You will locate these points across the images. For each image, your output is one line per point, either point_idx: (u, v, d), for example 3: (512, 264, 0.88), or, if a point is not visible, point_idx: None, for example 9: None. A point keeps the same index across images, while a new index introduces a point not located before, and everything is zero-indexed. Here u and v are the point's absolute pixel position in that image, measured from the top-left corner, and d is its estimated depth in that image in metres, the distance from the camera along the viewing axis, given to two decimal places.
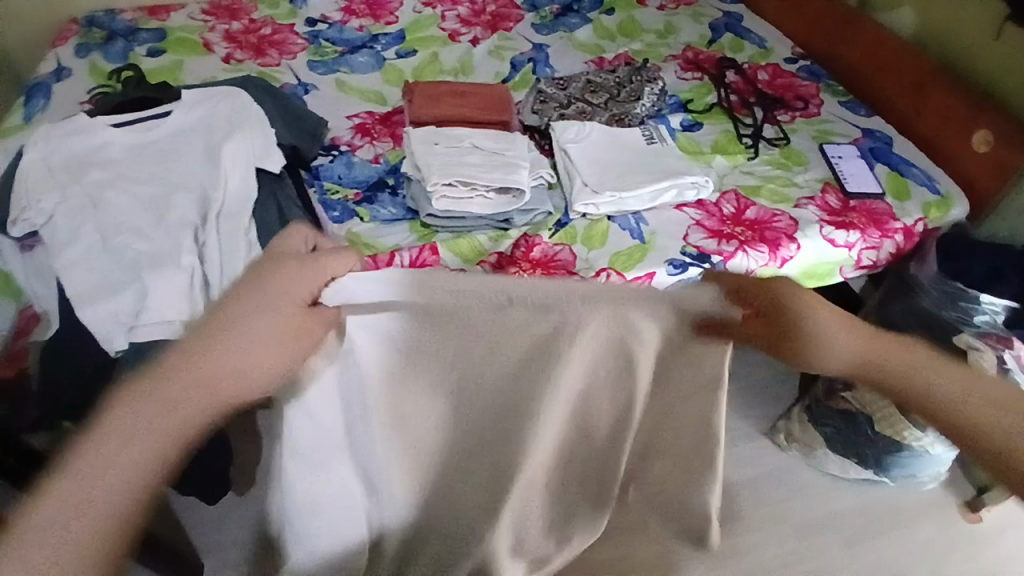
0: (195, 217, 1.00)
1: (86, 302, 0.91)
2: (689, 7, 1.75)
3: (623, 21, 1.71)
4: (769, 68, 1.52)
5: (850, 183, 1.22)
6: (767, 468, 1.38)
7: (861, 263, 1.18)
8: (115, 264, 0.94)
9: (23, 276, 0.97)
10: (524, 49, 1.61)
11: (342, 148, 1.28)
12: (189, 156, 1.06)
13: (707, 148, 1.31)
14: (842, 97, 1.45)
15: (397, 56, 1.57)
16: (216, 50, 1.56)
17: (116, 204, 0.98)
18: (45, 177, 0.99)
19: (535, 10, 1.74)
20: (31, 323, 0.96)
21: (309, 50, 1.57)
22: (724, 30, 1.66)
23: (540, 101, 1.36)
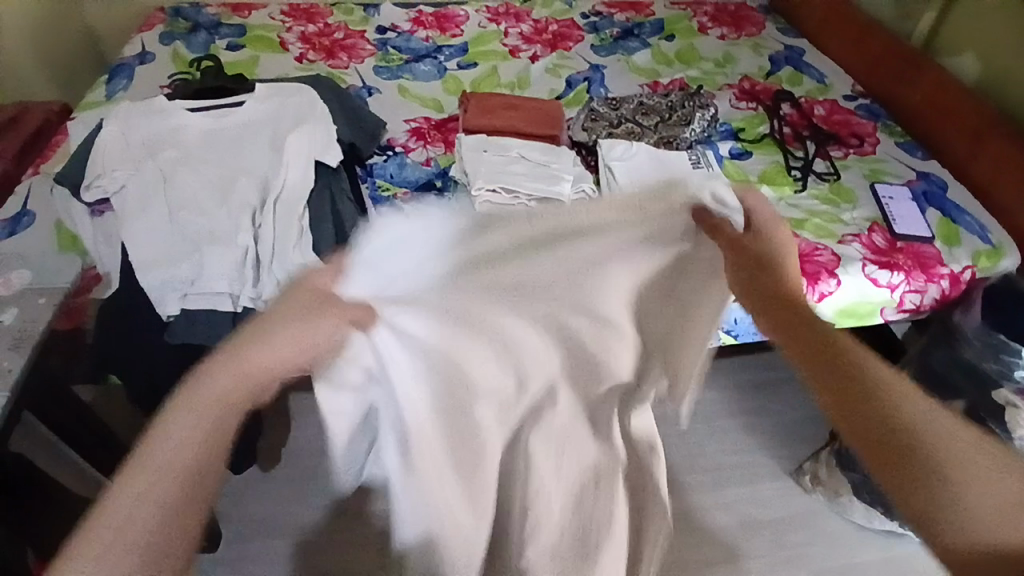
0: (254, 200, 1.07)
1: (145, 268, 0.98)
2: (751, 38, 1.76)
3: (682, 47, 1.73)
4: (827, 103, 1.51)
5: (899, 224, 1.20)
6: (785, 509, 1.35)
7: (904, 305, 1.15)
8: (178, 236, 1.01)
9: (91, 240, 1.05)
10: (580, 68, 1.65)
11: (397, 149, 1.34)
12: (258, 144, 1.14)
13: (754, 177, 1.31)
14: (899, 138, 1.43)
15: (458, 67, 1.65)
16: (292, 49, 1.66)
17: (184, 180, 1.07)
18: (123, 151, 1.09)
19: (596, 33, 1.79)
20: (93, 282, 1.02)
21: (377, 55, 1.66)
22: (784, 63, 1.66)
23: (590, 119, 1.40)
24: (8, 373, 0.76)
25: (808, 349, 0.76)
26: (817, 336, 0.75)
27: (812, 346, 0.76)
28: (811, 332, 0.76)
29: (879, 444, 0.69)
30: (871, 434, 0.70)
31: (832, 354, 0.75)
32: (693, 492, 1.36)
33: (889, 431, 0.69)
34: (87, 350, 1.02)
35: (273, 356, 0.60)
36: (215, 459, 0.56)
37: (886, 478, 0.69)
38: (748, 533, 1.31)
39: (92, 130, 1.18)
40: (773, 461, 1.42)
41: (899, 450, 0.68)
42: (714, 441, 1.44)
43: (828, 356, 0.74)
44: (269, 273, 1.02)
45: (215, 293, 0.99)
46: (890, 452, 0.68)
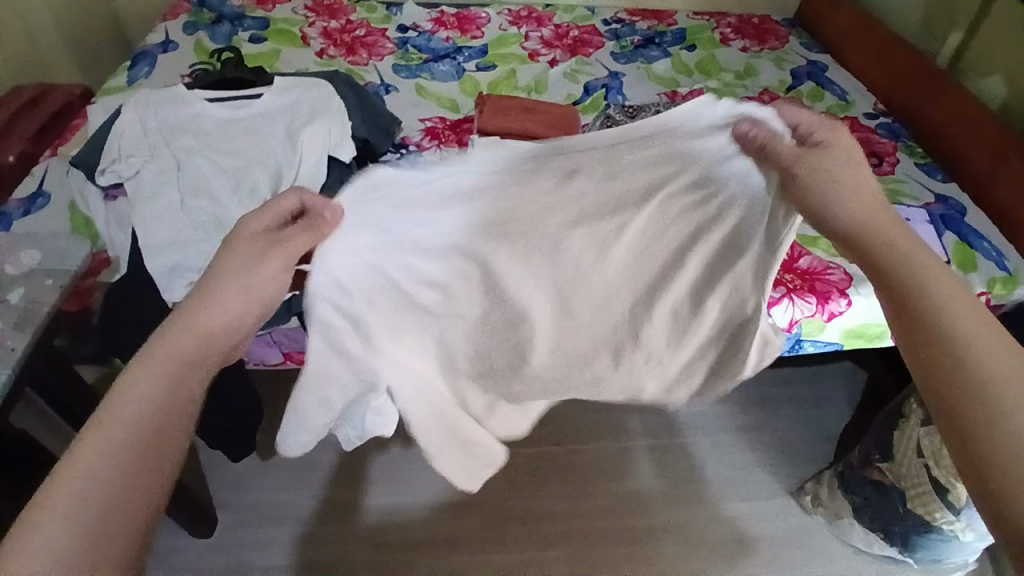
0: (265, 192, 1.07)
1: (154, 254, 0.99)
2: (773, 51, 1.75)
3: (703, 58, 1.72)
4: (847, 120, 1.49)
5: None
6: (783, 529, 1.33)
7: None
8: (188, 224, 1.02)
9: (104, 223, 1.06)
10: (599, 75, 1.65)
11: (410, 148, 1.35)
12: (272, 136, 1.15)
13: None
14: (919, 159, 1.40)
15: (477, 68, 1.65)
16: (313, 44, 1.68)
17: (198, 169, 1.08)
18: (140, 136, 1.11)
19: (617, 40, 1.78)
20: (103, 265, 1.04)
21: (397, 53, 1.66)
22: (805, 78, 1.65)
23: (606, 126, 1.39)
24: (11, 353, 0.77)
25: (858, 254, 0.66)
26: (873, 238, 0.65)
27: (861, 254, 0.66)
28: (849, 246, 0.67)
29: (928, 376, 0.59)
30: (916, 353, 0.60)
31: (900, 273, 0.63)
32: (691, 505, 1.35)
33: (954, 373, 0.57)
34: (93, 331, 1.03)
35: (222, 315, 0.61)
36: (162, 427, 0.55)
37: (955, 446, 0.56)
38: (743, 550, 1.29)
39: (112, 115, 1.20)
40: (773, 479, 1.40)
41: (960, 381, 0.56)
42: (714, 455, 1.42)
43: (874, 266, 0.65)
44: None
45: None
46: (962, 384, 0.56)
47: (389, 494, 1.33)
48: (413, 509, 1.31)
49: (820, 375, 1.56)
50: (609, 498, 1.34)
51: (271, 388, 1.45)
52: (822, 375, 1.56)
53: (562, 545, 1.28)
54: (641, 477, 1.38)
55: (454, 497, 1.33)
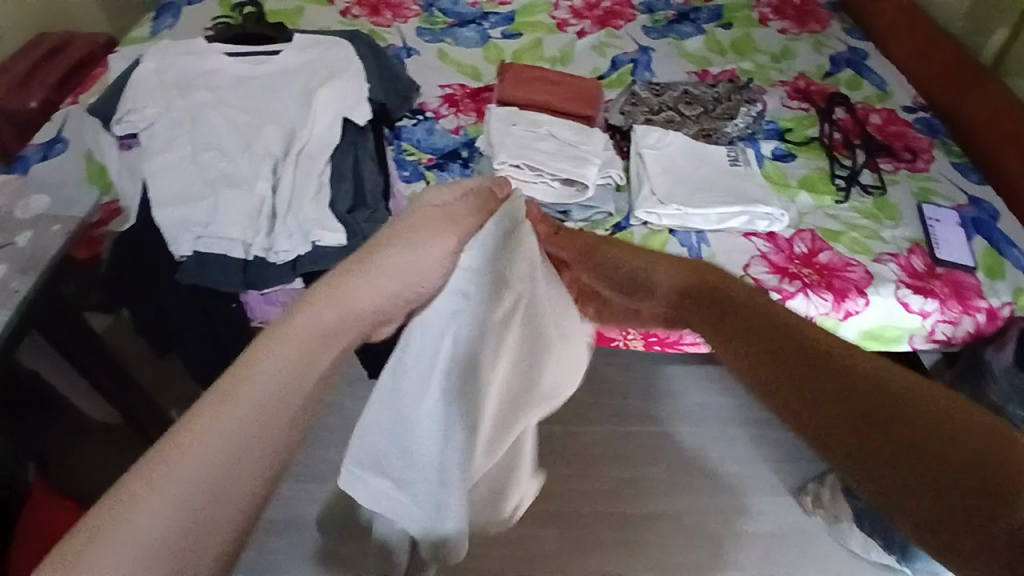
0: (278, 150, 1.06)
1: (164, 206, 0.99)
2: (812, 35, 1.67)
3: (738, 37, 1.65)
4: (884, 112, 1.42)
5: (942, 248, 1.13)
6: (779, 527, 1.31)
7: (934, 335, 1.09)
8: (198, 178, 1.01)
9: (117, 171, 1.06)
10: (628, 49, 1.59)
11: (428, 114, 1.32)
12: (288, 94, 1.13)
13: (794, 182, 1.25)
14: (955, 158, 1.34)
15: (502, 36, 1.60)
16: (337, 2, 1.64)
17: (211, 123, 1.07)
18: (155, 87, 1.10)
19: (650, 14, 1.71)
20: (113, 214, 1.06)
21: (421, 17, 1.62)
22: (844, 65, 1.57)
23: (630, 103, 1.35)
24: (13, 294, 0.78)
25: (714, 326, 0.57)
26: (740, 298, 0.56)
27: (731, 327, 0.55)
28: (719, 313, 0.57)
29: (899, 448, 0.44)
30: (832, 429, 0.47)
31: (778, 326, 0.53)
32: (690, 496, 1.33)
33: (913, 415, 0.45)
34: (100, 280, 1.04)
35: (371, 292, 0.55)
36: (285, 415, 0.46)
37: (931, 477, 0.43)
38: (739, 544, 1.28)
39: (130, 65, 1.19)
40: (775, 475, 1.38)
41: (936, 444, 0.43)
42: (717, 447, 1.41)
43: (757, 327, 0.54)
44: (282, 225, 1.01)
45: (228, 239, 0.99)
46: (965, 440, 0.43)
47: None
48: None
49: None
50: (607, 482, 1.34)
51: None
52: None
53: (557, 525, 1.28)
54: (641, 463, 1.37)
55: None
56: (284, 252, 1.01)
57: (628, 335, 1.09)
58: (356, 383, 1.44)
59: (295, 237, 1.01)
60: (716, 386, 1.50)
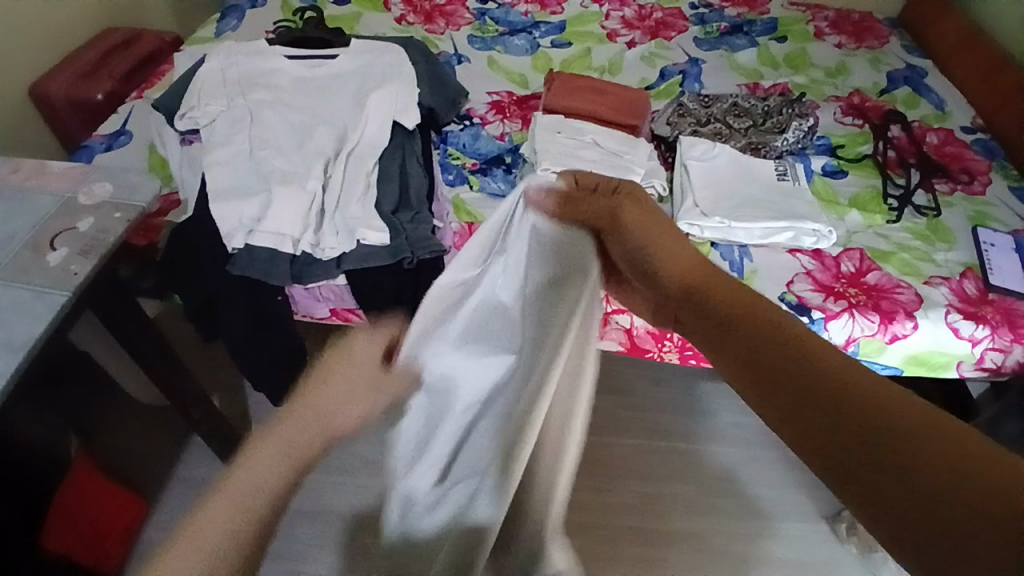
0: (330, 150, 1.10)
1: (221, 199, 1.04)
2: (871, 50, 1.62)
3: (793, 51, 1.62)
4: (943, 132, 1.37)
5: (995, 274, 1.08)
6: (807, 554, 1.26)
7: (983, 363, 1.04)
8: (254, 174, 1.07)
9: (177, 164, 1.12)
10: (678, 61, 1.58)
11: (474, 120, 1.35)
12: (342, 97, 1.18)
13: (844, 200, 1.21)
14: (1013, 182, 1.28)
15: (551, 45, 1.62)
16: (393, 9, 1.69)
17: (268, 122, 1.12)
18: (219, 86, 1.16)
19: (702, 26, 1.70)
20: (173, 205, 1.12)
21: (473, 24, 1.66)
22: (903, 82, 1.52)
23: (677, 114, 1.34)
24: (74, 276, 0.84)
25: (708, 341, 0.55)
26: (725, 305, 0.55)
27: (718, 327, 0.54)
28: (708, 318, 0.55)
29: (870, 464, 0.42)
30: (816, 438, 0.45)
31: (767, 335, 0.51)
32: (714, 516, 1.31)
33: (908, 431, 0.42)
34: (155, 266, 1.10)
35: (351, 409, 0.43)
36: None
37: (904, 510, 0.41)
38: (765, 568, 1.25)
39: (196, 63, 1.26)
40: (808, 500, 1.34)
41: (919, 454, 0.41)
42: (748, 467, 1.37)
43: (742, 324, 0.52)
44: (330, 222, 1.06)
45: (278, 233, 1.03)
46: (936, 446, 0.41)
47: None
48: None
49: None
50: (630, 496, 1.32)
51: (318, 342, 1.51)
52: None
53: (578, 534, 1.27)
54: (668, 478, 1.35)
55: None
56: (330, 249, 1.05)
57: (662, 346, 1.08)
58: None
59: (341, 235, 1.05)
60: (751, 405, 1.47)
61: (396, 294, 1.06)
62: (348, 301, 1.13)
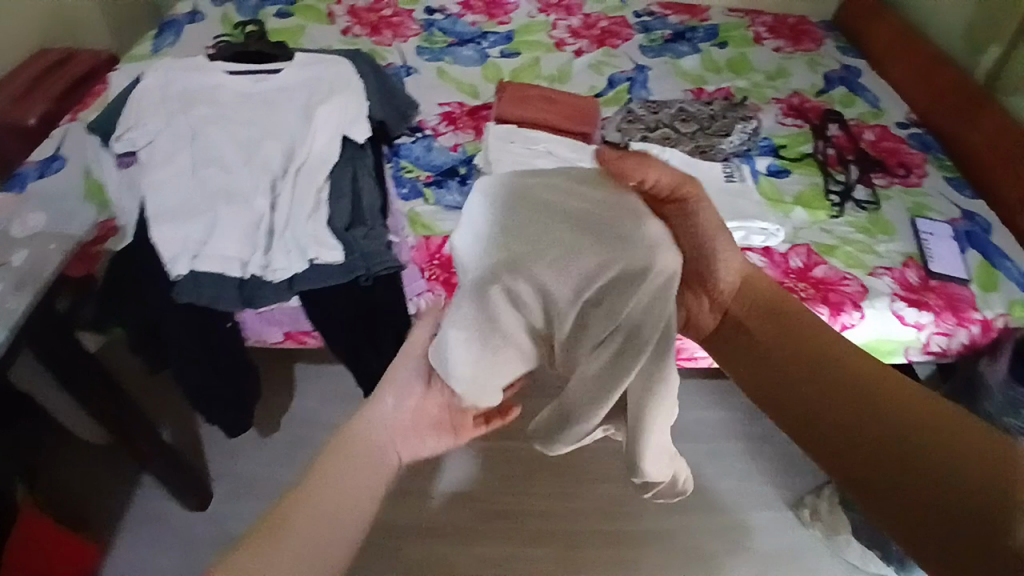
0: (277, 167, 1.07)
1: (163, 223, 0.99)
2: (807, 53, 1.69)
3: (734, 57, 1.67)
4: (877, 129, 1.44)
5: (935, 262, 1.13)
6: (775, 543, 1.30)
7: (929, 348, 1.09)
8: (197, 195, 1.02)
9: (116, 189, 1.07)
10: (625, 68, 1.61)
11: (426, 132, 1.34)
12: (289, 111, 1.15)
13: (790, 199, 1.25)
14: (949, 173, 1.35)
15: (500, 55, 1.62)
16: (338, 22, 1.67)
17: (212, 139, 1.08)
18: (157, 104, 1.11)
19: (646, 33, 1.74)
20: (110, 232, 1.05)
21: (421, 36, 1.65)
22: (838, 83, 1.59)
23: (626, 121, 1.37)
24: (7, 313, 0.79)
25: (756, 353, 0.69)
26: (785, 343, 0.65)
27: (777, 362, 0.65)
28: (768, 358, 0.65)
29: (902, 479, 0.53)
30: (845, 452, 0.57)
31: (802, 352, 0.64)
32: (685, 513, 1.32)
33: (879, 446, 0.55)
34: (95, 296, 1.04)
35: None
36: None
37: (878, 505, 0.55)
38: (736, 561, 1.27)
39: (132, 81, 1.20)
40: (772, 491, 1.37)
41: (948, 477, 0.51)
42: (713, 462, 1.40)
43: (809, 363, 0.62)
44: (281, 242, 1.03)
45: (224, 256, 0.99)
46: (957, 466, 0.51)
47: None
48: (406, 495, 1.31)
49: None
50: (602, 501, 1.32)
51: (273, 364, 1.47)
52: None
53: (551, 542, 1.27)
54: None
55: (451, 484, 1.33)
56: (281, 269, 1.01)
57: None
58: (350, 398, 1.44)
59: (292, 255, 1.02)
60: (712, 401, 1.50)
61: (350, 314, 1.06)
62: (303, 322, 1.10)
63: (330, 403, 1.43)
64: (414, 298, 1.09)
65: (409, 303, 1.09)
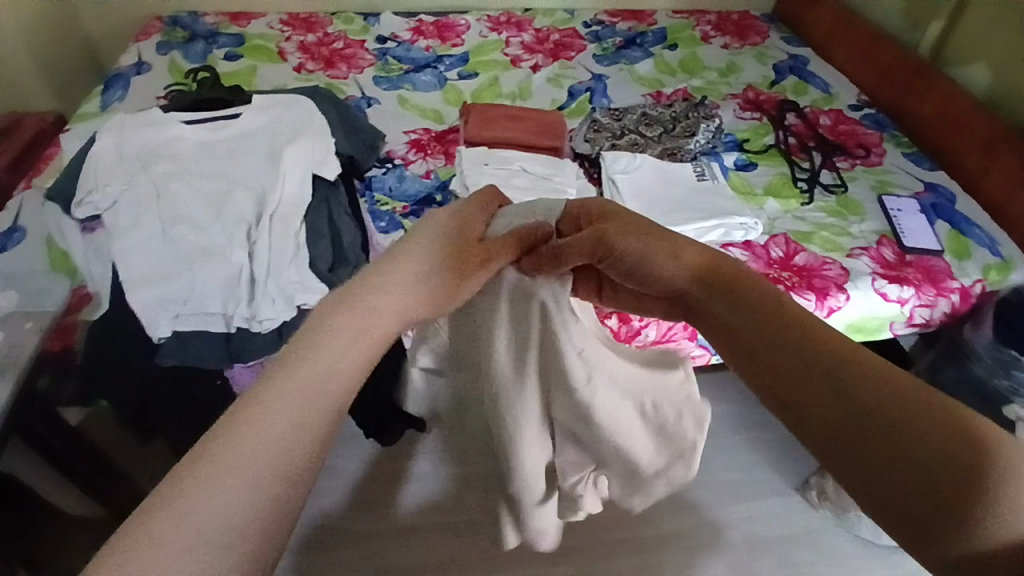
0: (250, 215, 1.05)
1: (138, 286, 0.95)
2: (754, 47, 1.75)
3: (685, 57, 1.71)
4: (832, 114, 1.49)
5: (908, 237, 1.18)
6: (787, 528, 1.31)
7: (913, 321, 1.13)
8: (170, 252, 0.99)
9: (82, 256, 1.03)
10: (582, 78, 1.63)
11: (396, 161, 1.33)
12: (254, 156, 1.12)
13: (760, 190, 1.29)
14: (907, 149, 1.41)
15: (458, 77, 1.63)
16: (290, 59, 1.65)
17: (178, 195, 1.04)
18: (117, 164, 1.07)
19: (598, 42, 1.77)
20: (84, 301, 1.00)
21: (376, 65, 1.64)
22: (788, 73, 1.65)
23: (592, 130, 1.38)
24: None
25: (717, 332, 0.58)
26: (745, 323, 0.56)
27: (737, 340, 0.56)
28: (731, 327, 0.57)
29: (881, 455, 0.45)
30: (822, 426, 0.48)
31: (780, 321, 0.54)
32: (696, 510, 1.33)
33: (893, 419, 0.45)
34: (75, 368, 1.00)
35: None
36: None
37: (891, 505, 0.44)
38: (755, 550, 1.28)
39: (86, 142, 1.16)
40: (778, 475, 1.39)
41: (905, 460, 0.44)
42: (718, 455, 1.41)
43: (776, 330, 0.53)
44: (264, 292, 0.99)
45: (207, 313, 0.97)
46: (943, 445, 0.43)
47: (389, 515, 1.29)
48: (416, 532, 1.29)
49: None
50: (615, 507, 1.32)
51: None
52: None
53: (570, 558, 1.25)
54: None
55: (455, 514, 1.30)
56: (268, 320, 0.98)
57: None
58: (348, 440, 1.41)
59: (278, 303, 0.99)
60: (709, 395, 1.52)
61: None
62: None
63: None
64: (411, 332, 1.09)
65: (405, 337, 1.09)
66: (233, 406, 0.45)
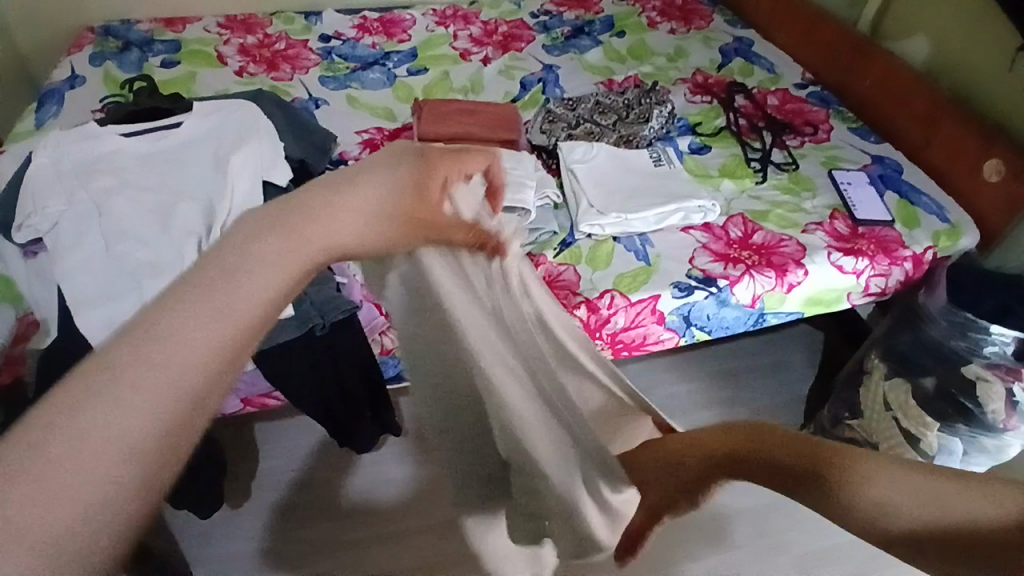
0: (200, 226, 0.99)
1: (84, 311, 0.90)
2: (700, 31, 1.77)
3: (633, 43, 1.72)
4: (779, 93, 1.53)
5: (859, 210, 1.21)
6: (764, 498, 1.35)
7: (869, 290, 1.17)
8: (117, 271, 0.93)
9: (25, 281, 0.96)
10: (534, 69, 1.62)
11: (349, 163, 1.29)
12: (200, 165, 1.07)
13: (715, 172, 1.31)
14: (852, 124, 1.45)
15: (408, 73, 1.59)
16: (231, 62, 1.58)
17: (122, 210, 0.98)
18: (54, 182, 1.01)
19: (547, 32, 1.76)
20: (31, 329, 0.94)
21: (322, 65, 1.59)
22: (734, 55, 1.68)
23: (548, 121, 1.37)
24: None
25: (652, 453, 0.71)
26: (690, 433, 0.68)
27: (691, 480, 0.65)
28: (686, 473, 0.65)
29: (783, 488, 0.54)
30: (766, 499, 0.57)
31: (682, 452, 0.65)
32: None
33: (783, 451, 0.54)
34: (22, 401, 0.93)
35: None
36: None
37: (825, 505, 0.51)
38: (733, 523, 1.31)
39: (20, 164, 1.10)
40: None
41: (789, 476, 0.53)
42: None
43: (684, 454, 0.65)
44: None
45: None
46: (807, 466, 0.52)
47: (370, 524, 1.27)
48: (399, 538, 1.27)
49: (779, 342, 1.61)
50: None
51: (229, 433, 1.37)
52: (780, 343, 1.61)
53: None
54: None
55: (437, 516, 1.29)
56: None
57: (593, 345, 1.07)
58: (323, 451, 1.37)
59: None
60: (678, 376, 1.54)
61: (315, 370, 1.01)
62: (262, 386, 1.04)
63: (298, 460, 1.36)
64: (376, 336, 1.06)
65: (372, 343, 1.06)
66: (164, 287, 0.38)
